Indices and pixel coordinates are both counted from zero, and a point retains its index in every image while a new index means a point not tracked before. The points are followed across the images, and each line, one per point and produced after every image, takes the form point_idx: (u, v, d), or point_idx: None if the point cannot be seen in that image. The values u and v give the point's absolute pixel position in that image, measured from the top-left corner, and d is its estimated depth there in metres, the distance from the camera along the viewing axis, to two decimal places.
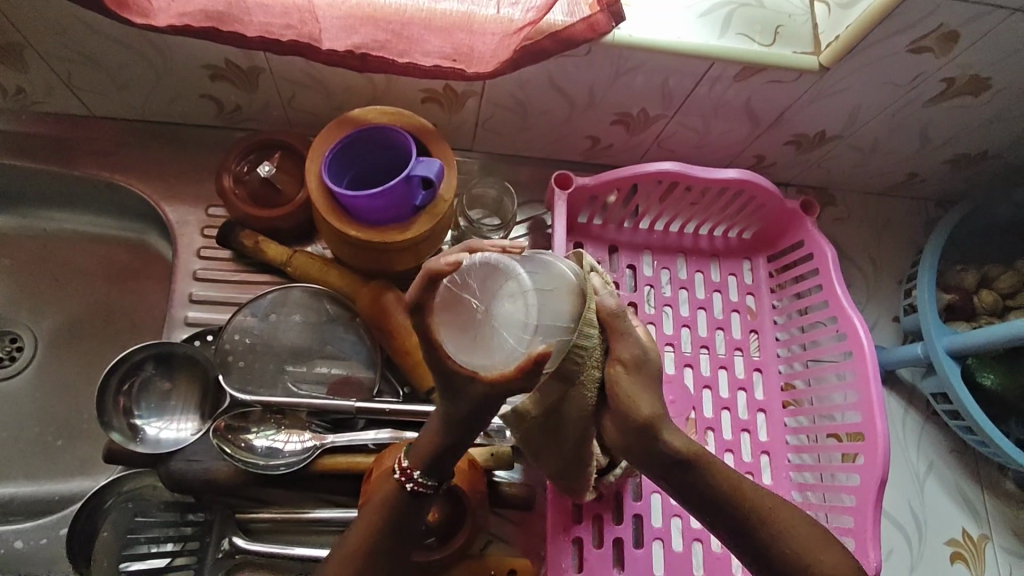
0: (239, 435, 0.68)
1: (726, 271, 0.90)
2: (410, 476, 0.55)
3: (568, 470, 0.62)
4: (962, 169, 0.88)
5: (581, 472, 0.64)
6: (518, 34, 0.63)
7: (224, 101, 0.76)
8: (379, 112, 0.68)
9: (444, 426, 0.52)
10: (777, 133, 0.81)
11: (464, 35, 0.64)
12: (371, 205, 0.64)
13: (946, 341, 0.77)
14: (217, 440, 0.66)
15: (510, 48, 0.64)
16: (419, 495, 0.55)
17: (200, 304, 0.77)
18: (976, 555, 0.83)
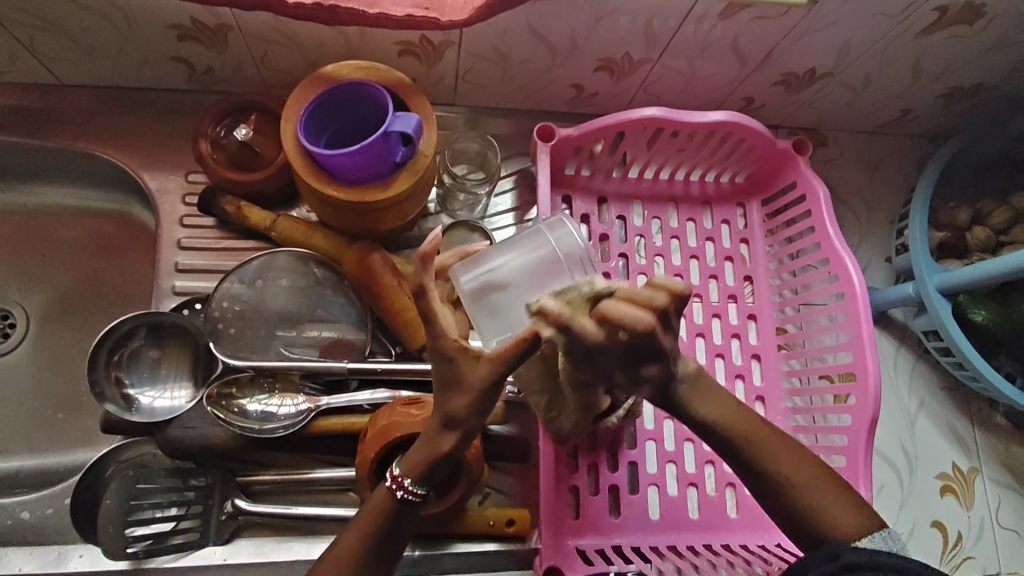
0: (232, 401, 0.69)
1: (718, 219, 0.89)
2: (399, 484, 0.52)
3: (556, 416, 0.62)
4: (956, 103, 0.86)
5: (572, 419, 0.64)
6: None
7: (195, 63, 0.73)
8: (350, 67, 0.65)
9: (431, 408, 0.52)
10: (765, 72, 0.79)
11: None
12: (350, 163, 0.62)
13: (937, 279, 0.77)
14: (210, 407, 0.67)
15: None
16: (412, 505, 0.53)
17: (187, 273, 0.77)
18: (966, 487, 0.84)
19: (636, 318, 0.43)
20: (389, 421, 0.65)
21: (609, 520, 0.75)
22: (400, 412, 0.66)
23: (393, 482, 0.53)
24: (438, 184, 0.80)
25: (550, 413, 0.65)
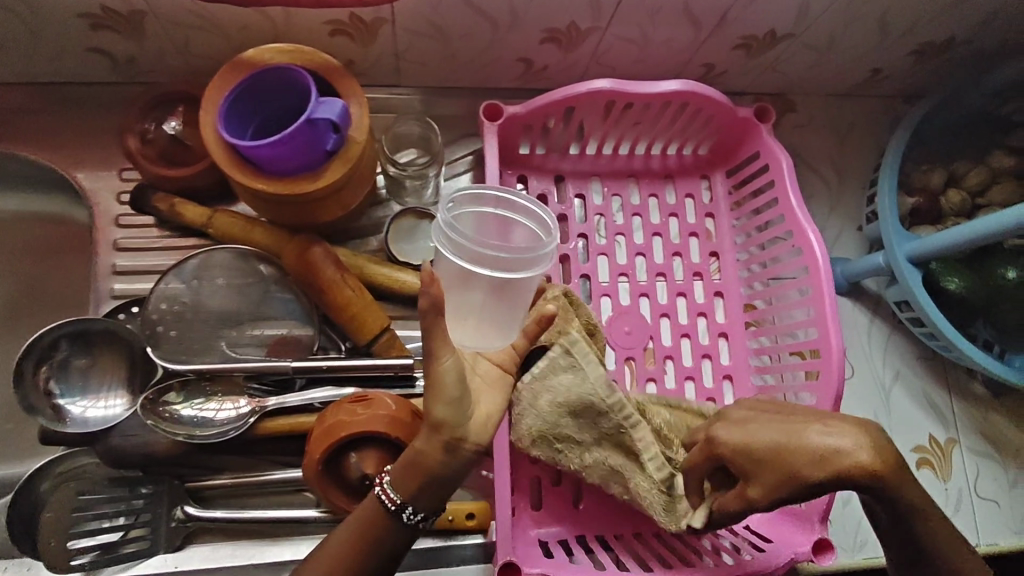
0: (165, 406, 0.65)
1: (681, 193, 0.86)
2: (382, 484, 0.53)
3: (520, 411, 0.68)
4: (928, 59, 0.82)
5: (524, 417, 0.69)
6: None
7: (117, 54, 0.70)
8: (274, 51, 0.61)
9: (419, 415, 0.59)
10: (723, 36, 0.74)
11: None
12: (275, 156, 0.58)
13: (908, 248, 0.73)
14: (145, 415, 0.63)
15: None
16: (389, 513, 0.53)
17: (126, 275, 0.74)
18: (943, 460, 0.82)
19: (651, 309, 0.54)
20: (335, 420, 0.63)
21: (572, 509, 0.76)
22: (345, 409, 0.64)
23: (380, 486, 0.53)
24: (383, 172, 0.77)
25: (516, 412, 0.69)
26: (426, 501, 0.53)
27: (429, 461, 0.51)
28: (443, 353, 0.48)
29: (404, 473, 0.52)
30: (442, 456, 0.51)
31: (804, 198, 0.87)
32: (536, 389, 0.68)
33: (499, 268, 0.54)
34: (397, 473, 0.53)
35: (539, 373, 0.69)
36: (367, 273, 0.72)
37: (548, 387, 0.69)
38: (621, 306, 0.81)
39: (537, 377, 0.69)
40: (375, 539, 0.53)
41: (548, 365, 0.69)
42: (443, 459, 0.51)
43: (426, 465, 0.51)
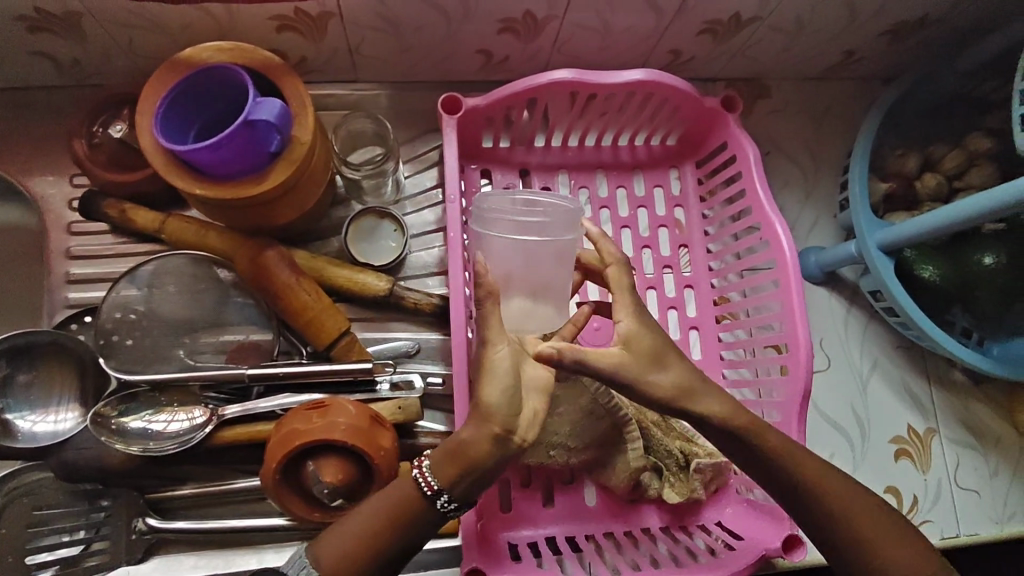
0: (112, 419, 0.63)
1: (650, 184, 0.84)
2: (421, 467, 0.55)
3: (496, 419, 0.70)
4: (902, 39, 0.79)
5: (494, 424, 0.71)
6: None
7: (58, 56, 0.68)
8: (212, 49, 0.59)
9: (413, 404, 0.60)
10: (686, 21, 0.72)
11: None
12: (213, 159, 0.56)
13: (878, 236, 0.71)
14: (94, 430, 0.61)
15: None
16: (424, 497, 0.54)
17: (81, 284, 0.72)
18: (922, 450, 0.81)
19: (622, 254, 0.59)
20: (292, 428, 0.62)
21: (542, 509, 0.75)
22: (302, 417, 0.62)
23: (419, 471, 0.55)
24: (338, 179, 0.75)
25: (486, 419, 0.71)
26: (459, 490, 0.54)
27: (476, 446, 0.53)
28: (497, 340, 0.56)
29: (442, 462, 0.54)
30: (490, 443, 0.53)
31: (779, 186, 0.85)
32: None
33: (546, 234, 0.61)
34: (438, 462, 0.54)
35: None
36: (326, 275, 0.71)
37: None
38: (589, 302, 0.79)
39: None
40: (397, 530, 0.53)
41: None
42: (488, 446, 0.54)
43: (470, 454, 0.53)
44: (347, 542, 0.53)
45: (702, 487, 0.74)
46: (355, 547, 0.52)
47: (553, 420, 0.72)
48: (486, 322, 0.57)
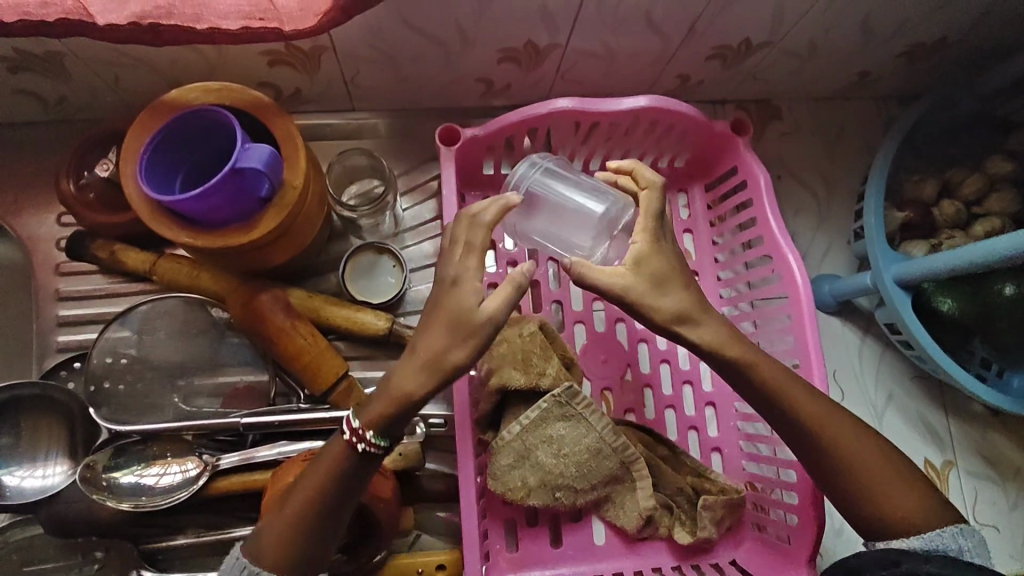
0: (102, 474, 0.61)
1: (658, 210, 0.81)
2: (361, 437, 0.52)
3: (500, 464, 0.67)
4: (919, 60, 0.76)
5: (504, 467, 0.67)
6: None
7: (45, 94, 0.66)
8: (201, 90, 0.57)
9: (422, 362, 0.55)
10: (693, 47, 0.69)
11: None
12: (199, 207, 0.53)
13: (895, 269, 0.68)
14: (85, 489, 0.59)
15: None
16: (370, 457, 0.52)
17: (71, 326, 0.70)
18: (940, 485, 0.78)
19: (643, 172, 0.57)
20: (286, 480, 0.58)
21: (548, 550, 0.72)
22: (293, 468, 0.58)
23: (355, 434, 0.52)
24: (334, 219, 0.73)
25: (494, 469, 0.68)
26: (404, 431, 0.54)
27: (408, 389, 0.51)
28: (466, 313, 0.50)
29: (382, 415, 0.51)
30: (426, 387, 0.51)
31: (791, 211, 0.82)
32: (528, 441, 0.67)
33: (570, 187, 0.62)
34: (373, 418, 0.51)
35: (529, 424, 0.67)
36: (324, 314, 0.68)
37: (544, 438, 0.67)
38: (596, 333, 0.78)
39: (528, 428, 0.67)
40: (337, 506, 0.52)
41: (539, 416, 0.67)
42: (424, 396, 0.51)
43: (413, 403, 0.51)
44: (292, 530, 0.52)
45: (713, 526, 0.69)
46: (289, 532, 0.52)
47: (557, 459, 0.68)
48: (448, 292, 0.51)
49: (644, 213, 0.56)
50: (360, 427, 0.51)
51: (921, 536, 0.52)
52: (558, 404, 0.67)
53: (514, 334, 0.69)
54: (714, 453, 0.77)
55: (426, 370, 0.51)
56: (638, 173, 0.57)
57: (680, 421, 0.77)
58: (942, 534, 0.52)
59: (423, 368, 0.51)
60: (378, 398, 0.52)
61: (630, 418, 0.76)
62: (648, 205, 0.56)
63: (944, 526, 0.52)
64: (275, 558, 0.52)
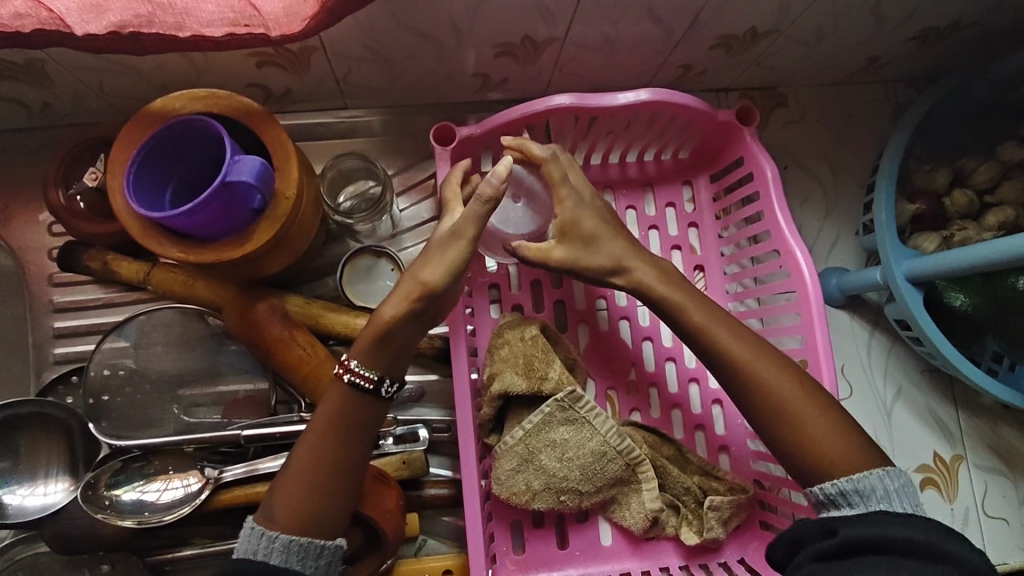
0: (103, 492, 0.60)
1: (662, 202, 0.79)
2: (349, 368, 0.57)
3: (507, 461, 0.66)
4: (931, 44, 0.73)
5: (509, 470, 0.66)
6: None
7: (27, 101, 0.64)
8: (188, 98, 0.55)
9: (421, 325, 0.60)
10: (697, 37, 0.66)
11: None
12: (191, 223, 0.52)
13: (906, 265, 0.67)
14: (87, 506, 0.59)
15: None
16: (363, 390, 0.57)
17: (67, 337, 0.69)
18: (948, 479, 0.78)
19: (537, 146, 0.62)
20: None
21: (555, 551, 0.72)
22: None
23: (342, 366, 0.57)
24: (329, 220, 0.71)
25: (501, 473, 0.67)
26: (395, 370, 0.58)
27: (392, 322, 0.57)
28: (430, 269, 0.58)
29: (367, 347, 0.57)
30: (407, 315, 0.58)
31: (798, 202, 0.80)
32: (531, 445, 0.66)
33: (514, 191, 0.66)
34: (360, 351, 0.57)
35: (532, 429, 0.66)
36: (324, 321, 0.67)
37: (548, 442, 0.66)
38: (599, 331, 0.76)
39: (531, 432, 0.66)
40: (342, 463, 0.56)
41: (541, 420, 0.66)
42: (402, 323, 0.58)
43: (392, 333, 0.57)
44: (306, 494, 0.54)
45: (720, 526, 0.69)
46: (304, 493, 0.54)
47: (561, 463, 0.66)
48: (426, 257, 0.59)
49: (551, 182, 0.62)
50: (347, 360, 0.57)
51: (848, 478, 0.54)
52: (563, 410, 0.66)
53: (515, 337, 0.68)
54: (721, 453, 0.76)
55: (405, 301, 0.58)
56: (530, 154, 0.62)
57: (687, 420, 0.76)
58: (866, 475, 0.53)
59: (405, 301, 0.57)
60: (364, 336, 0.58)
61: (635, 417, 0.75)
62: (550, 174, 0.62)
63: (869, 469, 0.53)
64: (292, 522, 0.53)
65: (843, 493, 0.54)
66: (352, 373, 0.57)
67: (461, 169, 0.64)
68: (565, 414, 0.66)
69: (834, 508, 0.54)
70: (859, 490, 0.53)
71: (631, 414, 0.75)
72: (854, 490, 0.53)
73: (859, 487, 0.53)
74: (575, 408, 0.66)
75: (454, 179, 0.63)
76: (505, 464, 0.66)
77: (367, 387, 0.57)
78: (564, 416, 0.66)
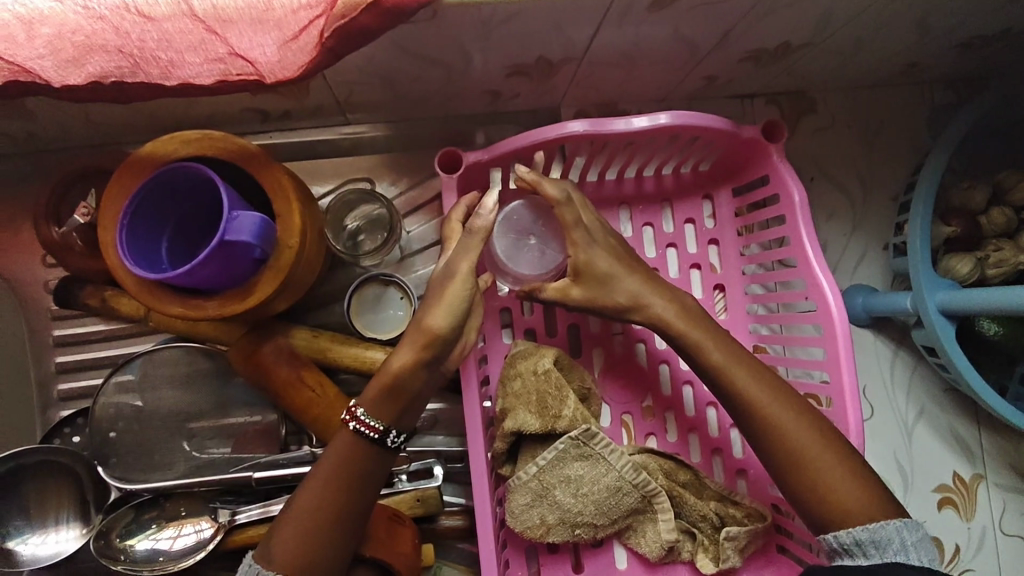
0: (120, 545, 0.60)
1: (681, 218, 0.75)
2: (354, 416, 0.55)
3: (521, 495, 0.65)
4: (975, 51, 0.68)
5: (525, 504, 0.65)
6: (310, 30, 0.42)
7: (13, 132, 0.61)
8: (181, 142, 0.51)
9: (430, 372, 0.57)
10: (725, 52, 0.62)
11: (232, 40, 0.43)
12: (189, 280, 0.49)
13: (940, 297, 0.64)
14: (104, 559, 0.58)
15: (307, 48, 0.43)
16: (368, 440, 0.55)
17: (70, 372, 0.67)
18: (967, 499, 0.76)
19: (549, 185, 0.59)
20: None
21: None
22: None
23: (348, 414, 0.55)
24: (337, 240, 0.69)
25: (516, 508, 0.65)
26: (404, 423, 0.57)
27: (401, 370, 0.56)
28: (437, 314, 0.57)
29: (375, 396, 0.56)
30: (417, 363, 0.56)
31: (824, 215, 0.76)
32: (546, 481, 0.65)
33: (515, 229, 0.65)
34: (367, 401, 0.55)
35: (547, 465, 0.64)
36: (332, 356, 0.64)
37: (563, 478, 0.65)
38: (614, 355, 0.74)
39: (546, 469, 0.64)
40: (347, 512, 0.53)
41: (556, 457, 0.64)
42: (413, 369, 0.56)
43: (401, 380, 0.56)
44: (309, 539, 0.52)
45: (736, 555, 0.66)
46: (307, 536, 0.52)
47: (576, 498, 0.65)
48: (432, 302, 0.58)
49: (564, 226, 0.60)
50: (353, 407, 0.56)
51: (865, 528, 0.52)
52: (579, 445, 0.64)
53: (528, 370, 0.66)
54: (739, 476, 0.72)
55: (415, 348, 0.56)
56: (545, 194, 0.59)
57: (704, 444, 0.73)
58: (885, 526, 0.52)
59: (414, 349, 0.56)
60: (373, 383, 0.56)
61: (652, 442, 0.73)
62: (563, 218, 0.59)
63: (888, 520, 0.52)
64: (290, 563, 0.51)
65: (858, 542, 0.52)
66: (358, 423, 0.55)
67: (465, 203, 0.61)
68: (581, 450, 0.64)
69: (846, 557, 0.53)
70: (876, 541, 0.52)
71: (648, 438, 0.73)
72: (870, 541, 0.52)
73: (876, 538, 0.51)
74: (591, 444, 0.64)
75: (459, 215, 0.60)
76: (520, 499, 0.65)
77: (372, 437, 0.55)
78: (578, 450, 0.64)
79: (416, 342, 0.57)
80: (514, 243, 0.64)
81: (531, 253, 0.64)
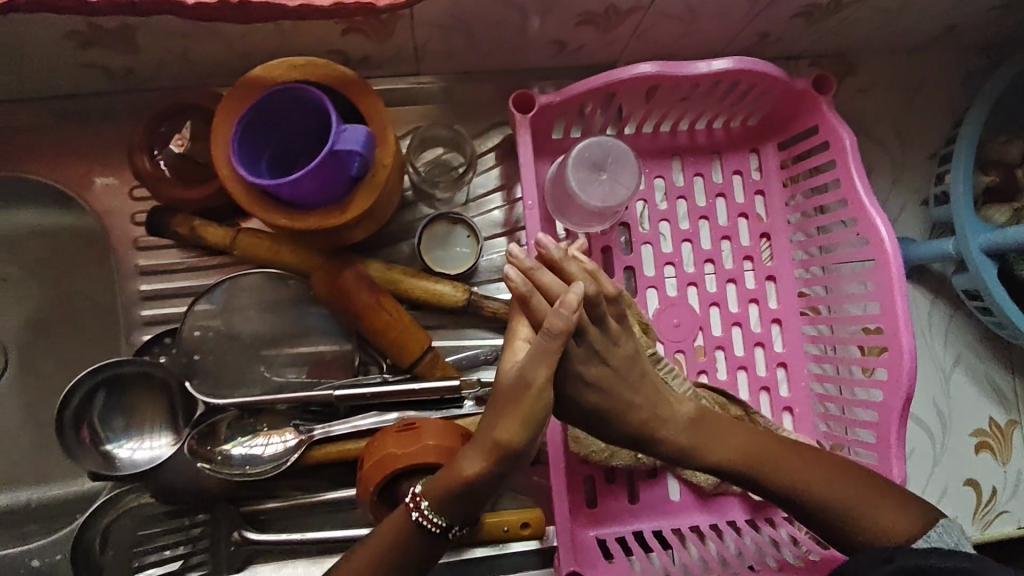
0: (216, 447, 0.64)
1: (729, 170, 0.79)
2: (419, 507, 0.51)
3: None
4: (1011, 13, 0.72)
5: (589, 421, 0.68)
6: None
7: (113, 67, 0.65)
8: (285, 66, 0.55)
9: (494, 479, 0.50)
10: (781, 6, 0.66)
11: None
12: (298, 191, 0.53)
13: (982, 238, 0.68)
14: (197, 460, 0.63)
15: None
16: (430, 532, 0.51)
17: (154, 300, 0.71)
18: (1003, 443, 0.79)
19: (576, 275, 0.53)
20: (386, 452, 0.58)
21: (626, 506, 0.73)
22: (395, 441, 0.59)
23: (414, 501, 0.51)
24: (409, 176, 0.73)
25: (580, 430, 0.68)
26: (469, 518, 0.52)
27: (473, 476, 0.49)
28: (512, 432, 0.48)
29: (442, 490, 0.50)
30: (487, 474, 0.49)
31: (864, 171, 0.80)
32: None
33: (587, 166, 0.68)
34: (435, 492, 0.50)
35: None
36: (404, 287, 0.68)
37: None
38: (669, 298, 0.76)
39: None
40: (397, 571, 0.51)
41: None
42: (485, 479, 0.49)
43: (466, 479, 0.49)
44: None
45: None
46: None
47: None
48: (501, 415, 0.49)
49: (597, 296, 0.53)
50: (420, 496, 0.51)
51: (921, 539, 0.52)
52: (645, 369, 0.67)
53: None
54: (785, 412, 0.76)
55: (484, 460, 0.49)
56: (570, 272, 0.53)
57: (754, 381, 0.76)
58: (930, 539, 0.52)
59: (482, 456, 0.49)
60: (442, 474, 0.51)
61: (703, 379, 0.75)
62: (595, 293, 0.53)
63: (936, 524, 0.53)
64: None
65: None
66: (422, 516, 0.51)
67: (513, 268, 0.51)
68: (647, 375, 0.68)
69: None
70: None
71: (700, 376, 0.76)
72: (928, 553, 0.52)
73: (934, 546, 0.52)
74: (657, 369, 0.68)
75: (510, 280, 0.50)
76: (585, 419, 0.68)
77: (434, 530, 0.51)
78: None
79: (486, 449, 0.49)
80: (587, 180, 0.68)
81: (602, 188, 0.68)
